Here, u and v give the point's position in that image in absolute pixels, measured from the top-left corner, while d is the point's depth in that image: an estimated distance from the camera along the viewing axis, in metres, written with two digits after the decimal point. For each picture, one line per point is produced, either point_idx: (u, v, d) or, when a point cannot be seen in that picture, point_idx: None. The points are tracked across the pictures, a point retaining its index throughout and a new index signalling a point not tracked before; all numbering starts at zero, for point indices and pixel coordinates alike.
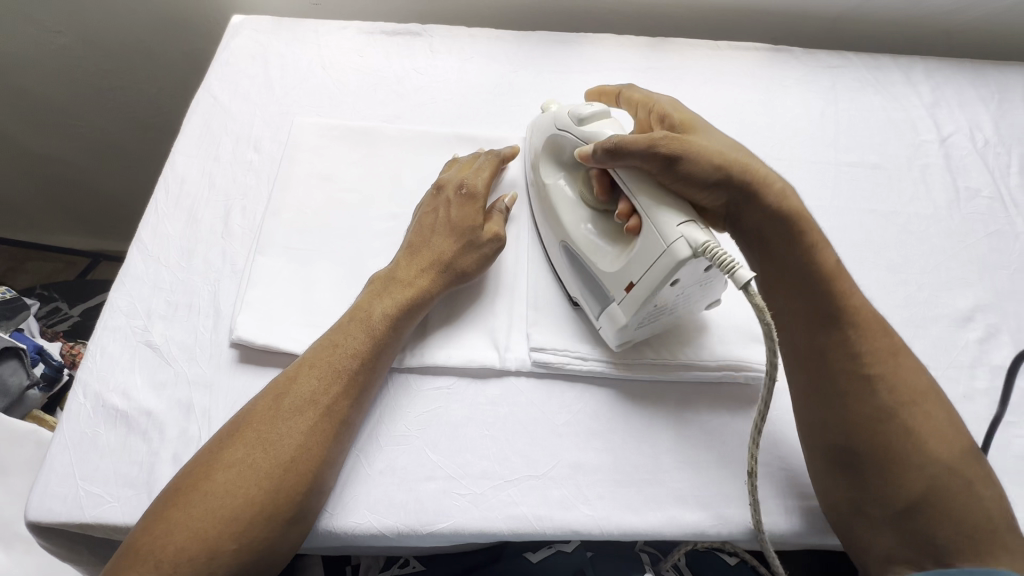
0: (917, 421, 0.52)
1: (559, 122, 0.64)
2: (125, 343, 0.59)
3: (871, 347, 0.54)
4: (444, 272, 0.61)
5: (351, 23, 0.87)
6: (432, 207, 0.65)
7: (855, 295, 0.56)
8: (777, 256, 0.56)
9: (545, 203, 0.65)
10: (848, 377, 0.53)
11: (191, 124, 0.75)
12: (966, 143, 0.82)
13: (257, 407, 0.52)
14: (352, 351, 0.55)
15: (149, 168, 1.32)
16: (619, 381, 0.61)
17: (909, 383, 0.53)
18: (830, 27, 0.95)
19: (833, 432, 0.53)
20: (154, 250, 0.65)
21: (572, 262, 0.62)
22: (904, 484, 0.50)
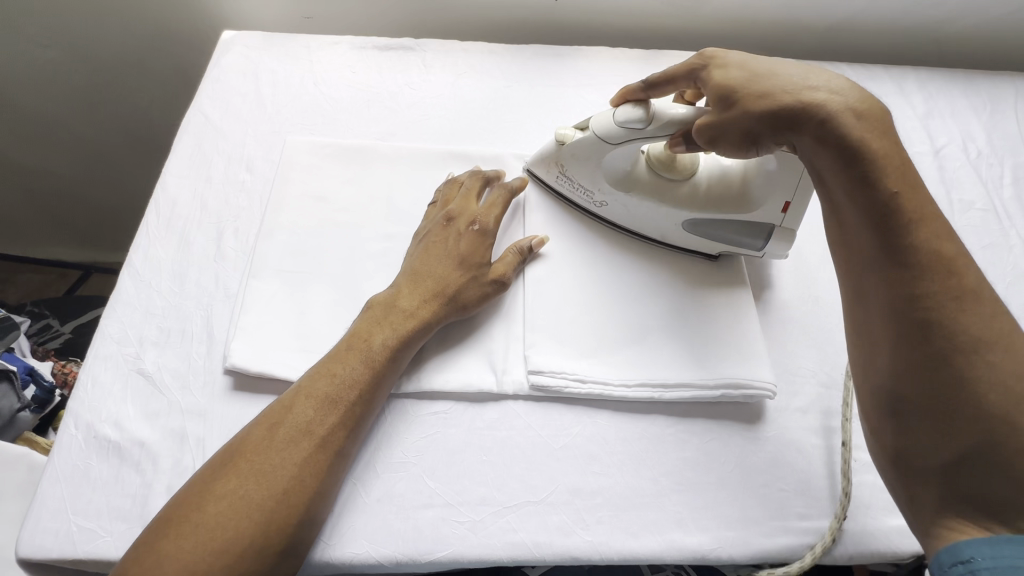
0: (978, 369, 0.45)
1: (603, 139, 0.64)
2: (117, 372, 0.58)
3: (936, 285, 0.46)
4: (446, 305, 0.60)
5: (343, 39, 0.86)
6: (442, 238, 0.64)
7: (926, 225, 0.48)
8: (832, 187, 0.51)
9: (635, 210, 0.68)
10: (896, 318, 0.47)
11: (182, 144, 0.74)
12: (959, 154, 0.83)
13: (252, 435, 0.51)
14: (350, 381, 0.54)
15: (139, 179, 1.31)
16: (617, 403, 0.60)
17: (979, 329, 0.45)
18: (823, 38, 0.95)
19: (880, 378, 0.49)
20: (146, 275, 0.64)
21: (702, 231, 0.67)
22: (953, 434, 0.45)
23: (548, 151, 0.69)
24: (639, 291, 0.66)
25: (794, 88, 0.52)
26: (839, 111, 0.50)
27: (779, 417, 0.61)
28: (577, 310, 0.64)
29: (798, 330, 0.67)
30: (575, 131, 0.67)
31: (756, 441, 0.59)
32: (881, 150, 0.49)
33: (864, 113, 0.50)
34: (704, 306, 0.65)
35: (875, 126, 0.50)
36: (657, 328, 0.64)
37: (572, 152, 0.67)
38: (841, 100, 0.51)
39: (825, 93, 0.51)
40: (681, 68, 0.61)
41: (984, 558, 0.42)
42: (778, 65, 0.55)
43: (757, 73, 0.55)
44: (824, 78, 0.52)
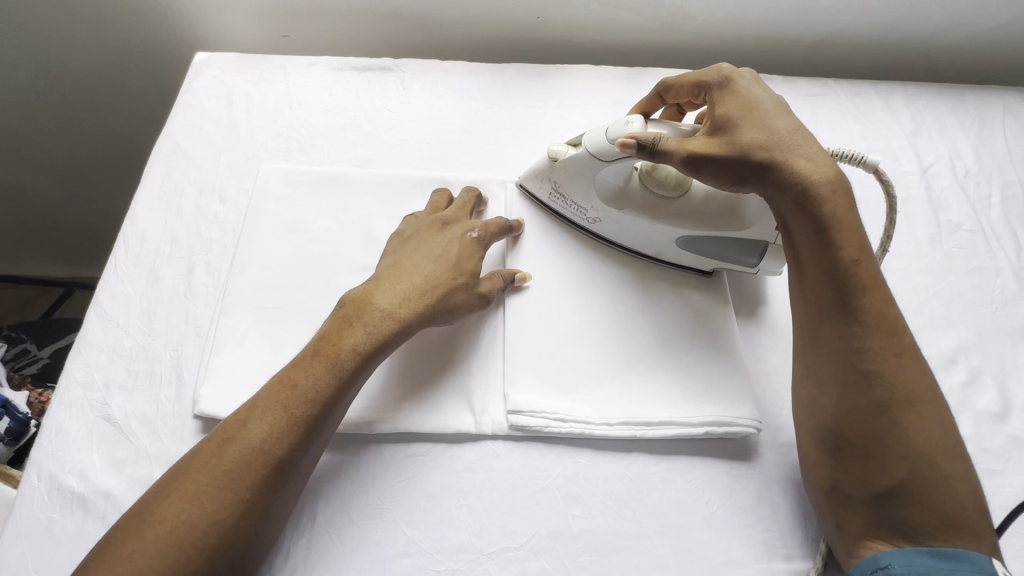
0: (907, 418, 0.49)
1: (595, 157, 0.62)
2: (82, 418, 0.56)
3: (879, 344, 0.50)
4: (434, 305, 0.58)
5: (320, 60, 0.84)
6: (434, 241, 0.62)
7: (876, 294, 0.51)
8: (801, 244, 0.54)
9: (629, 227, 0.66)
10: (845, 367, 0.51)
11: (153, 174, 0.72)
12: (946, 174, 0.82)
13: (202, 451, 0.48)
14: (312, 395, 0.50)
15: (118, 196, 1.28)
16: (599, 441, 0.59)
17: (913, 383, 0.50)
18: (810, 53, 0.94)
19: (823, 414, 0.52)
20: (113, 314, 0.62)
21: (696, 247, 0.65)
22: (884, 470, 0.48)
23: (541, 168, 0.68)
24: (621, 321, 0.64)
25: (790, 147, 0.53)
26: (825, 182, 0.51)
27: (765, 453, 0.60)
28: (557, 344, 0.62)
29: (783, 360, 0.66)
30: (568, 147, 0.66)
31: (741, 478, 0.58)
32: (851, 223, 0.52)
33: (843, 187, 0.52)
34: (689, 338, 0.64)
35: (846, 203, 0.52)
36: (640, 361, 0.62)
37: (565, 169, 0.66)
38: (828, 171, 0.52)
39: (814, 161, 0.53)
40: (696, 81, 0.61)
41: (898, 565, 0.46)
42: (783, 117, 0.55)
43: (764, 119, 0.55)
44: (816, 146, 0.54)
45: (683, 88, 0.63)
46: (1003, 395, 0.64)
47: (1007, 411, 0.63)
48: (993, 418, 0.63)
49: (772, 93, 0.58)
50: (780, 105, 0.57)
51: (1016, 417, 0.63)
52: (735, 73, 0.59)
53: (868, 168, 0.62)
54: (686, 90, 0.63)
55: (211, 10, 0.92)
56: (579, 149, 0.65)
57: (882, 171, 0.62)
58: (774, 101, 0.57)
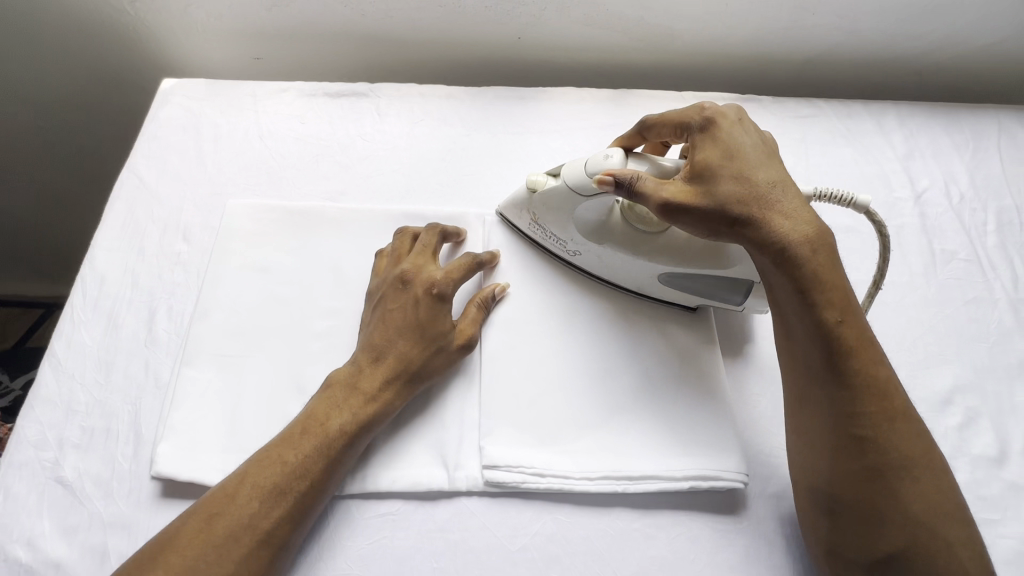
0: (905, 483, 0.46)
1: (574, 190, 0.60)
2: (32, 481, 0.53)
3: (869, 409, 0.48)
4: (410, 382, 0.56)
5: (291, 86, 0.81)
6: (399, 304, 0.59)
7: (866, 356, 0.49)
8: (782, 302, 0.52)
9: (610, 262, 0.64)
10: (836, 430, 0.48)
11: (114, 211, 0.69)
12: (941, 200, 0.79)
13: (184, 530, 0.46)
14: (301, 471, 0.49)
15: (80, 228, 1.18)
16: (579, 496, 0.56)
17: (908, 448, 0.47)
18: (800, 72, 0.91)
19: (818, 475, 0.50)
20: (68, 366, 0.59)
21: (681, 284, 0.62)
22: (882, 535, 0.46)
23: (520, 199, 0.66)
24: (605, 365, 0.62)
25: (771, 202, 0.51)
26: (803, 241, 0.50)
27: (752, 505, 0.57)
28: (537, 390, 0.60)
29: (772, 402, 0.63)
30: (547, 178, 0.63)
31: (728, 533, 0.56)
32: (835, 283, 0.49)
33: (825, 246, 0.50)
34: (675, 382, 0.61)
35: (828, 261, 0.50)
36: (622, 408, 0.59)
37: (544, 202, 0.63)
38: (807, 228, 0.50)
39: (794, 218, 0.51)
40: (677, 121, 0.59)
41: None
42: (763, 169, 0.53)
43: (743, 171, 0.53)
44: (797, 201, 0.52)
45: (665, 127, 0.60)
46: (1000, 439, 0.62)
47: (1005, 455, 0.61)
48: (990, 464, 0.60)
49: (755, 139, 0.56)
50: (762, 154, 0.55)
51: (1014, 462, 0.60)
52: (717, 113, 0.56)
53: (859, 208, 0.59)
54: (667, 130, 0.60)
55: (180, 33, 0.89)
56: (558, 180, 0.62)
57: (874, 211, 0.59)
58: (756, 149, 0.55)
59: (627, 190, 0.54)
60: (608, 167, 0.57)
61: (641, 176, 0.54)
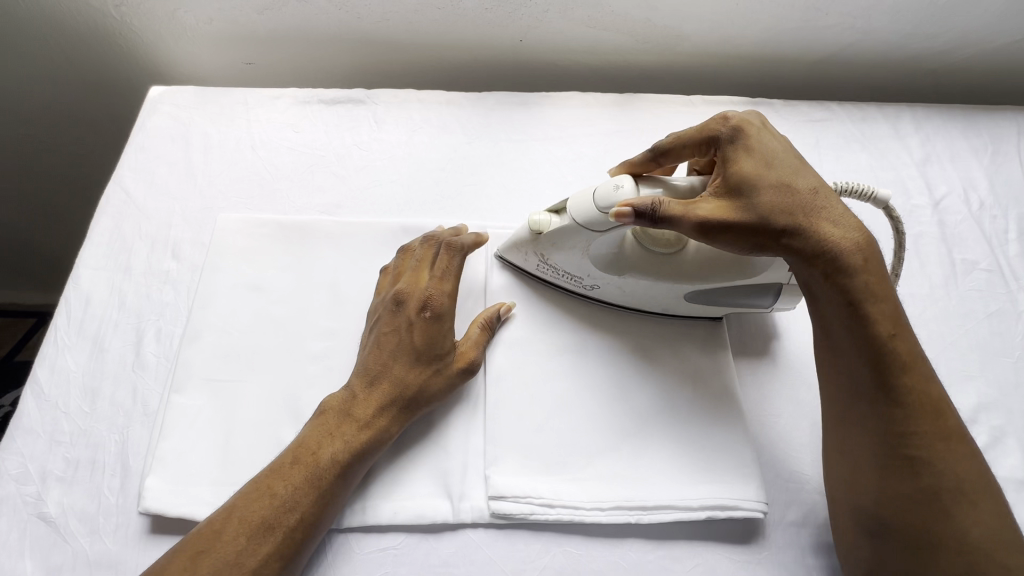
0: (961, 512, 0.44)
1: (584, 226, 0.56)
2: (13, 518, 0.50)
3: (924, 428, 0.45)
4: (408, 407, 0.53)
5: (285, 93, 0.78)
6: (393, 326, 0.55)
7: (918, 372, 0.47)
8: (828, 315, 0.49)
9: (632, 289, 0.60)
10: (885, 453, 0.46)
11: (99, 227, 0.66)
12: (960, 207, 0.76)
13: (170, 567, 0.43)
14: (291, 505, 0.46)
15: (70, 237, 1.14)
16: (591, 526, 0.54)
17: (963, 469, 0.45)
18: (812, 73, 0.88)
19: (862, 498, 0.47)
20: (51, 393, 0.56)
21: (709, 297, 0.60)
22: (935, 563, 0.43)
23: (522, 240, 0.62)
24: (614, 386, 0.59)
25: (815, 210, 0.49)
26: (852, 250, 0.48)
27: (772, 534, 0.54)
28: (542, 414, 0.57)
29: (789, 424, 0.60)
30: (549, 215, 0.59)
31: (746, 565, 0.53)
32: (885, 293, 0.48)
33: (872, 254, 0.49)
34: (688, 404, 0.58)
35: (875, 271, 0.48)
36: (633, 433, 0.57)
37: (552, 240, 0.59)
38: (855, 235, 0.49)
39: (840, 226, 0.49)
40: (694, 134, 0.55)
41: None
42: (801, 174, 0.51)
43: (782, 178, 0.50)
44: (840, 207, 0.50)
45: (683, 145, 0.56)
46: None
47: None
48: (1019, 487, 0.58)
49: (787, 144, 0.53)
50: (798, 159, 0.52)
51: None
52: (745, 120, 0.54)
53: (878, 204, 0.57)
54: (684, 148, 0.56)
55: (168, 37, 0.85)
56: (561, 217, 0.59)
57: (892, 207, 0.57)
58: (791, 154, 0.52)
59: (649, 218, 0.50)
60: (621, 198, 0.53)
61: (663, 202, 0.50)
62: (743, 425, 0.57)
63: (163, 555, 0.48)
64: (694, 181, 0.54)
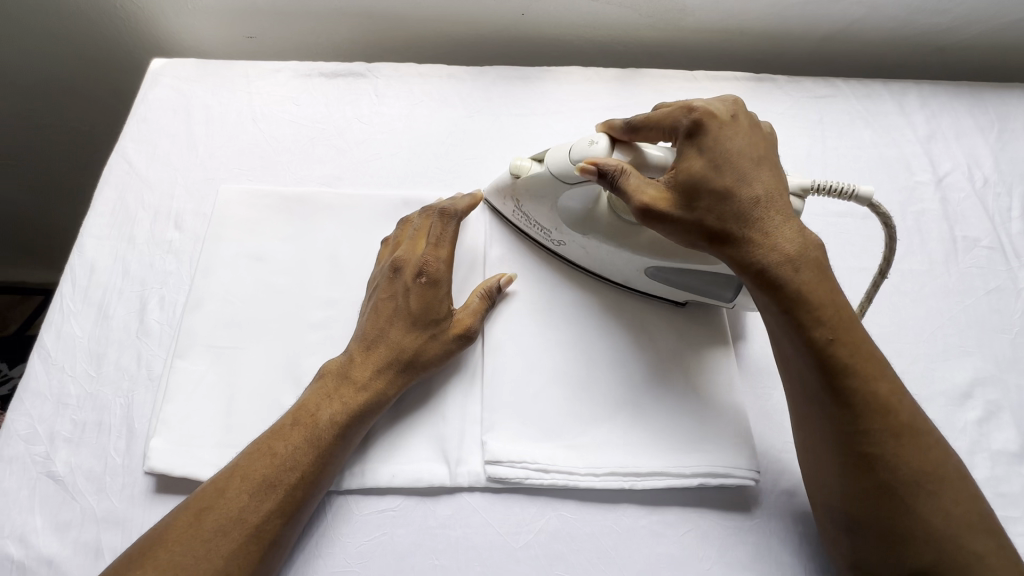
0: (939, 492, 0.44)
1: (558, 177, 0.58)
2: (23, 476, 0.52)
3: (869, 429, 0.45)
4: (405, 371, 0.54)
5: (285, 66, 0.78)
6: (390, 292, 0.56)
7: (861, 378, 0.46)
8: (770, 319, 0.50)
9: (594, 254, 0.61)
10: (836, 446, 0.46)
11: (103, 198, 0.67)
12: (964, 184, 0.75)
13: (177, 523, 0.44)
14: (291, 463, 0.48)
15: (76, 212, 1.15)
16: (586, 491, 0.54)
17: (918, 462, 0.45)
18: (817, 50, 0.87)
19: (830, 493, 0.48)
20: (58, 358, 0.57)
21: (666, 278, 0.60)
22: (908, 552, 0.44)
23: (504, 184, 0.64)
24: (611, 356, 0.60)
25: (755, 217, 0.49)
26: (788, 258, 0.48)
27: (765, 502, 0.55)
28: (539, 384, 0.58)
29: (784, 395, 0.61)
30: (531, 163, 0.61)
31: (738, 531, 0.54)
32: (825, 300, 0.47)
33: (812, 260, 0.48)
34: (683, 375, 0.59)
35: (816, 277, 0.48)
36: (631, 401, 0.57)
37: (528, 187, 0.61)
38: (794, 243, 0.48)
39: (778, 233, 0.48)
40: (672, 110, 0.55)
41: None
42: (747, 178, 0.50)
43: (725, 182, 0.50)
44: (784, 212, 0.49)
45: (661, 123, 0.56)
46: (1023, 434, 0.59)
47: None
48: (1011, 460, 0.58)
49: (740, 140, 0.52)
50: (748, 158, 0.51)
51: None
52: (707, 115, 0.53)
53: (861, 200, 0.55)
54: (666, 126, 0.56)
55: (168, 9, 0.85)
56: (542, 166, 0.61)
57: (878, 203, 0.55)
58: (742, 154, 0.51)
59: (609, 181, 0.52)
60: (591, 154, 0.55)
61: (624, 170, 0.52)
62: (737, 396, 0.58)
63: (168, 512, 0.49)
64: (667, 151, 0.55)
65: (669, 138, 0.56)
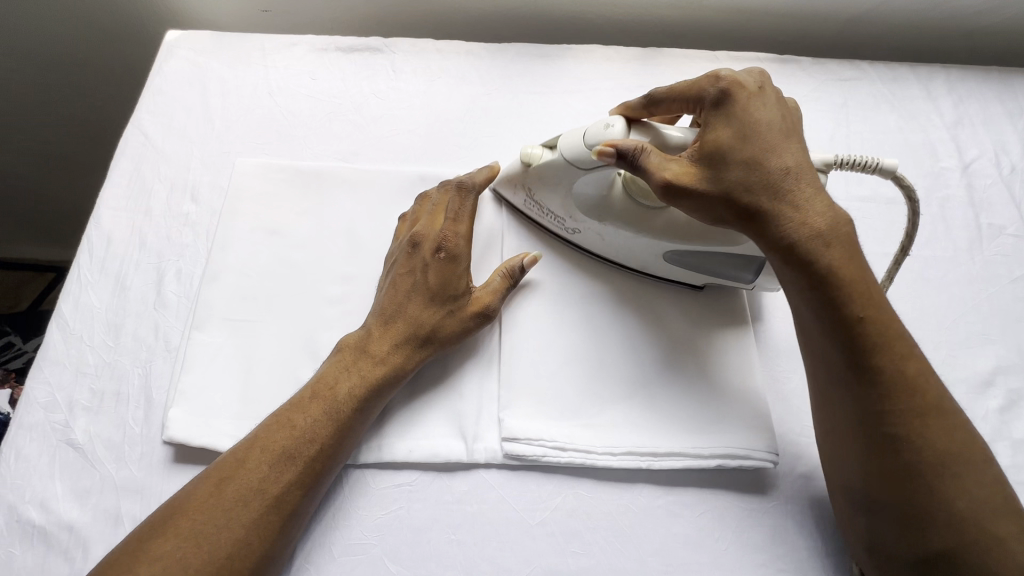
0: (955, 479, 0.44)
1: (572, 163, 0.57)
2: (43, 444, 0.52)
3: (895, 405, 0.45)
4: (423, 346, 0.54)
5: (301, 40, 0.77)
6: (408, 268, 0.56)
7: (888, 356, 0.45)
8: (794, 296, 0.49)
9: (611, 241, 0.60)
10: (862, 423, 0.46)
11: (119, 169, 0.66)
12: (990, 170, 0.74)
13: (197, 491, 0.45)
14: (311, 435, 0.48)
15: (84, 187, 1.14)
16: (603, 470, 0.54)
17: (943, 443, 0.44)
18: (842, 32, 0.85)
19: (849, 475, 0.48)
20: (76, 327, 0.57)
21: (686, 263, 0.59)
22: (924, 536, 0.44)
23: (514, 175, 0.63)
24: (629, 336, 0.59)
25: (782, 191, 0.48)
26: (817, 233, 0.47)
27: (782, 484, 0.55)
28: (555, 363, 0.57)
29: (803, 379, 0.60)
30: (542, 150, 0.60)
31: (755, 513, 0.54)
32: (853, 276, 0.46)
33: (841, 236, 0.47)
34: (701, 357, 0.58)
35: (845, 253, 0.47)
36: (649, 382, 0.57)
37: (540, 175, 0.60)
38: (824, 216, 0.47)
39: (807, 207, 0.48)
40: (690, 87, 0.54)
41: None
42: (778, 151, 0.49)
43: (753, 155, 0.49)
44: (813, 186, 0.48)
45: (675, 101, 0.55)
46: None
47: None
48: None
49: (771, 114, 0.51)
50: (779, 132, 0.50)
51: None
52: (734, 86, 0.52)
53: (885, 173, 0.54)
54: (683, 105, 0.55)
55: None
56: (554, 152, 0.60)
57: (900, 175, 0.54)
58: (773, 126, 0.50)
59: (625, 158, 0.51)
60: (608, 137, 0.54)
61: (646, 149, 0.51)
62: (754, 377, 0.58)
63: (187, 481, 0.50)
64: (687, 133, 0.54)
65: (691, 110, 0.55)
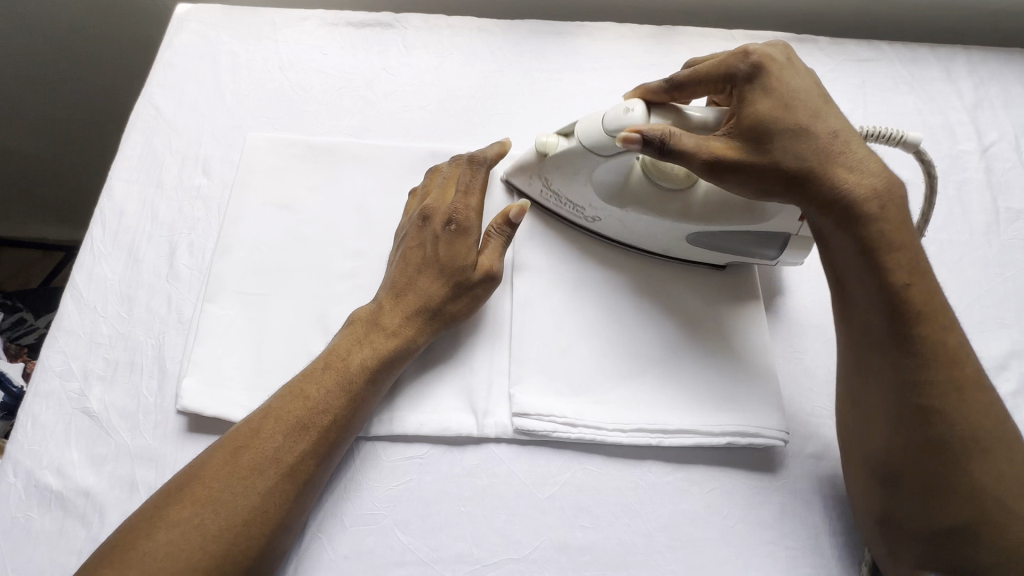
0: (976, 460, 0.44)
1: (592, 150, 0.56)
2: (59, 411, 0.53)
3: (936, 375, 0.45)
4: (433, 319, 0.54)
5: (312, 14, 0.76)
6: (419, 241, 0.56)
7: (933, 323, 0.45)
8: (842, 265, 0.48)
9: (632, 226, 0.60)
10: (897, 399, 0.46)
11: (131, 142, 0.66)
12: (1010, 153, 0.73)
13: (212, 459, 0.45)
14: (324, 406, 0.48)
15: (92, 163, 1.13)
16: (613, 446, 0.54)
17: (979, 416, 0.44)
18: (861, 12, 0.84)
19: (868, 454, 0.48)
20: (90, 298, 0.58)
21: (714, 244, 0.59)
22: (946, 509, 0.44)
23: (529, 163, 0.61)
24: (640, 314, 0.59)
25: (832, 155, 0.48)
26: (871, 196, 0.46)
27: (791, 464, 0.55)
28: (566, 340, 0.57)
29: (814, 360, 0.60)
30: (558, 138, 0.59)
31: (764, 491, 0.54)
32: (903, 240, 0.46)
33: (893, 199, 0.47)
34: (711, 336, 0.58)
35: (895, 216, 0.47)
36: (660, 359, 0.57)
37: (557, 163, 0.59)
38: (877, 179, 0.47)
39: (859, 170, 0.47)
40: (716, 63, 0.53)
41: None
42: (821, 116, 0.50)
43: (798, 120, 0.49)
44: (861, 150, 0.49)
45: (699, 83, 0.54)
46: None
47: None
48: None
49: (809, 82, 0.51)
50: (818, 99, 0.51)
51: None
52: (766, 57, 0.51)
53: (908, 147, 0.54)
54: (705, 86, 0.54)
55: None
56: (571, 139, 0.58)
57: (923, 150, 0.55)
58: (812, 94, 0.51)
59: (656, 146, 0.50)
60: (630, 123, 0.52)
61: (673, 134, 0.50)
62: (765, 356, 0.57)
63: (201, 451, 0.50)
64: (707, 112, 0.53)
65: (717, 89, 0.54)
